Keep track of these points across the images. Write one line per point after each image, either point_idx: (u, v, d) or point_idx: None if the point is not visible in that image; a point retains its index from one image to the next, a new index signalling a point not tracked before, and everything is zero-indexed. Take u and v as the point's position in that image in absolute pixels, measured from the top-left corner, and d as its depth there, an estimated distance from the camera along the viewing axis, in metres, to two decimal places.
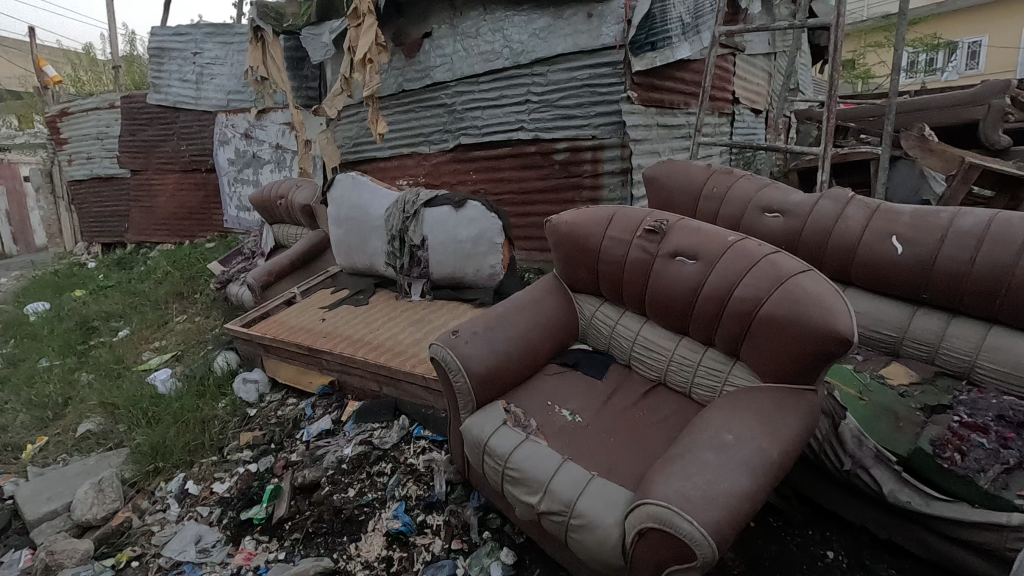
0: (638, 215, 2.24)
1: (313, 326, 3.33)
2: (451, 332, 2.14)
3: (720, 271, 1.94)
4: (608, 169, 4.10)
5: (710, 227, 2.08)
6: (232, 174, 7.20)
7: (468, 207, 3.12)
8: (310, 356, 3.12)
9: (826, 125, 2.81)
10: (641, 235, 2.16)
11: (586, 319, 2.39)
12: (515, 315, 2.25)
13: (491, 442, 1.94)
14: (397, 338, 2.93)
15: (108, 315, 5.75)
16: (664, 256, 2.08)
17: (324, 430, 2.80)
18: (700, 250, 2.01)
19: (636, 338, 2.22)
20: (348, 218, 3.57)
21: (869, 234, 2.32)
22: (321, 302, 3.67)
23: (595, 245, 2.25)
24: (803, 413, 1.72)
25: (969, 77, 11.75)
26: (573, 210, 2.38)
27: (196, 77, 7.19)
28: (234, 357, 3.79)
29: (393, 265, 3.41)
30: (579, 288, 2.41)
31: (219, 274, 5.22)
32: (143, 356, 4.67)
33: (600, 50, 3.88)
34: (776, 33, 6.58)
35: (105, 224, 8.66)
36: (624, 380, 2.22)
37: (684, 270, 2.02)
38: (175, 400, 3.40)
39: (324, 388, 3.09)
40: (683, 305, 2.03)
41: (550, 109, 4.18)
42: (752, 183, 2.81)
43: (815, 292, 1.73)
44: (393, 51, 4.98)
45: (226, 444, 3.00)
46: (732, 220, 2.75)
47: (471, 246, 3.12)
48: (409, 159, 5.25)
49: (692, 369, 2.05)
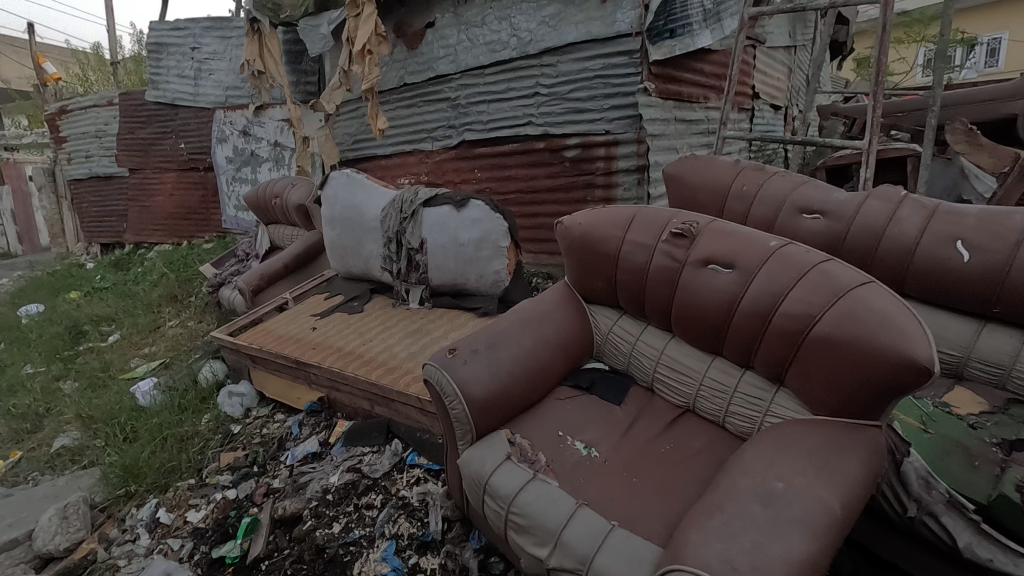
0: (662, 216, 1.95)
1: (303, 336, 3.06)
2: (447, 351, 1.85)
3: (762, 282, 1.66)
4: (623, 167, 3.80)
5: (747, 230, 1.80)
6: (231, 172, 6.98)
7: (470, 207, 2.85)
8: (298, 370, 2.86)
9: (871, 116, 2.50)
10: (667, 239, 1.88)
11: (602, 333, 2.10)
12: (522, 330, 1.96)
13: (492, 480, 1.66)
14: (391, 351, 2.65)
15: (100, 319, 5.53)
16: (694, 264, 1.80)
17: (310, 453, 2.54)
18: (737, 258, 1.73)
19: (661, 358, 1.94)
20: (342, 218, 3.31)
21: (928, 239, 2.02)
22: (313, 309, 3.41)
23: (614, 250, 1.97)
24: (867, 454, 1.44)
25: (987, 75, 11.38)
26: (588, 209, 2.10)
27: (194, 72, 6.98)
28: (221, 366, 3.55)
29: (390, 270, 3.15)
30: (593, 298, 2.13)
31: (212, 276, 4.98)
32: (131, 363, 4.45)
33: (614, 38, 3.58)
34: (798, 24, 6.27)
35: (103, 224, 8.47)
36: (646, 405, 1.93)
37: (719, 279, 1.74)
38: (156, 414, 3.16)
39: (311, 404, 2.83)
40: (717, 322, 1.75)
41: (560, 101, 3.90)
42: (787, 180, 2.51)
43: (881, 309, 1.45)
44: (394, 43, 4.73)
45: (205, 466, 2.74)
46: (765, 221, 2.45)
47: (473, 250, 2.84)
48: (410, 156, 4.99)
49: (726, 397, 1.77)
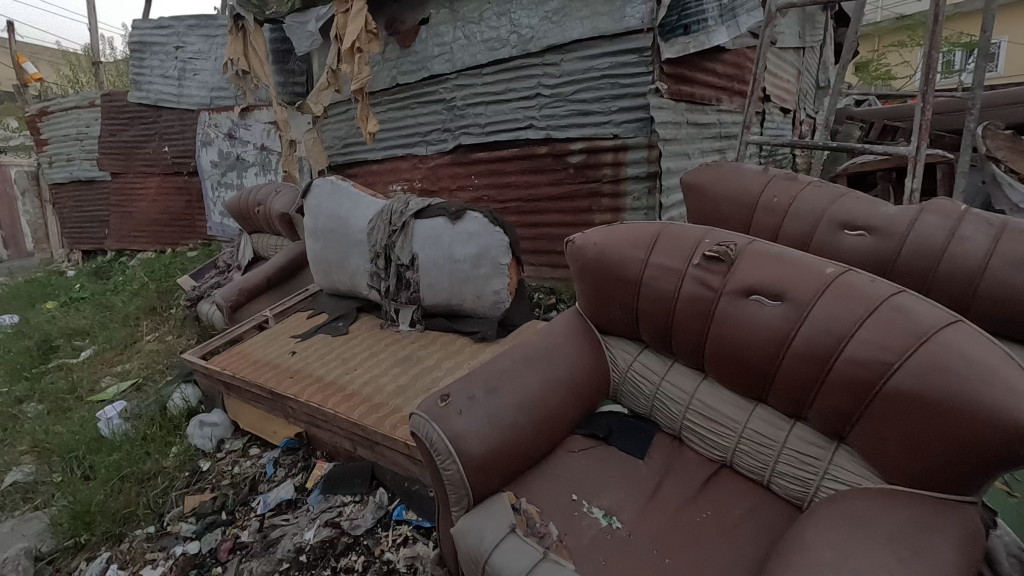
0: (692, 235, 1.67)
1: (281, 361, 2.76)
2: (439, 398, 1.55)
3: (819, 318, 1.37)
4: (633, 174, 3.51)
5: (797, 253, 1.52)
6: (215, 177, 6.67)
7: (466, 219, 2.55)
8: (274, 401, 2.55)
9: (919, 119, 2.22)
10: (699, 263, 1.59)
11: (620, 371, 1.80)
12: (527, 370, 1.66)
13: (494, 558, 1.36)
14: (377, 382, 2.34)
15: (73, 334, 5.20)
16: (733, 294, 1.52)
17: (284, 501, 2.22)
18: (786, 288, 1.44)
19: (691, 402, 1.65)
20: (326, 230, 3.01)
21: (999, 262, 1.75)
22: (295, 330, 3.11)
23: (635, 276, 1.68)
24: (961, 540, 1.15)
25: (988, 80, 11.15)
26: (603, 226, 1.81)
27: (178, 72, 6.68)
28: (193, 392, 3.23)
29: (377, 288, 2.85)
30: (608, 329, 1.83)
31: (190, 289, 4.66)
32: (101, 383, 4.13)
33: (623, 35, 3.30)
34: (808, 25, 6.00)
35: (85, 230, 8.14)
36: (674, 459, 1.63)
37: (764, 313, 1.46)
38: (118, 447, 2.84)
39: (288, 441, 2.53)
40: (762, 364, 1.46)
41: (564, 103, 3.62)
42: (822, 191, 2.21)
43: (979, 358, 1.17)
44: (386, 41, 4.45)
45: (167, 511, 2.43)
46: (800, 238, 2.15)
47: (470, 268, 2.53)
48: (403, 161, 4.69)
49: (774, 454, 1.48)
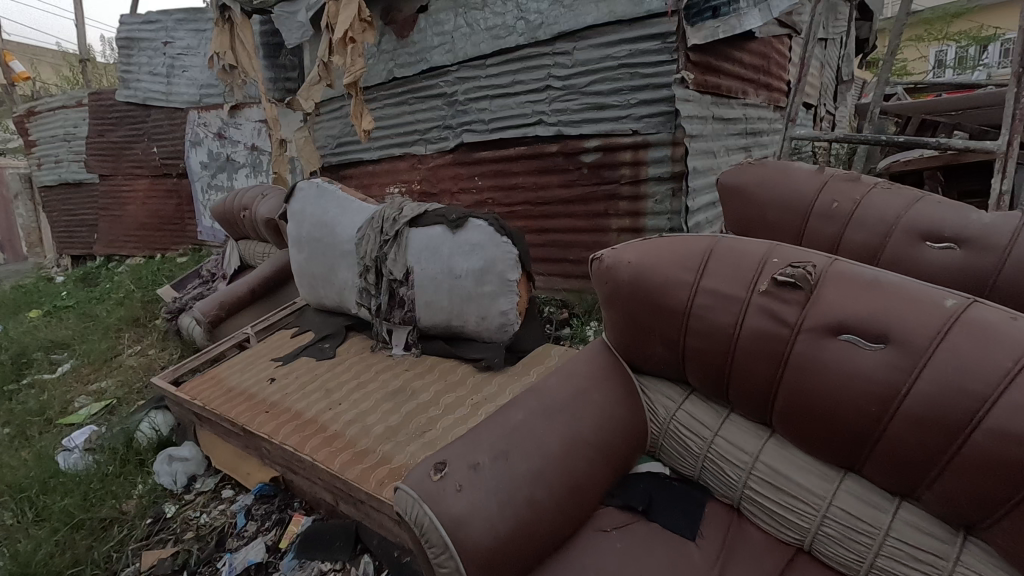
0: (753, 253, 1.31)
1: (258, 391, 2.41)
2: (433, 468, 1.21)
3: (942, 368, 1.01)
4: (654, 174, 3.15)
5: (898, 277, 1.16)
6: (206, 179, 6.33)
7: (468, 228, 2.20)
8: (247, 440, 2.20)
9: (1010, 104, 1.93)
10: (768, 290, 1.24)
11: (660, 422, 1.44)
12: (545, 428, 1.31)
13: None
14: (362, 421, 1.99)
15: (51, 347, 4.87)
16: (815, 333, 1.16)
17: (252, 565, 1.87)
18: (892, 326, 1.08)
19: (754, 466, 1.29)
20: (310, 239, 2.68)
21: None
22: (276, 352, 2.77)
23: (681, 305, 1.32)
24: None
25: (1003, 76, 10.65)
26: (636, 240, 1.45)
27: (166, 69, 6.37)
28: (165, 420, 2.89)
29: (367, 307, 2.50)
30: (644, 368, 1.47)
31: (172, 300, 4.33)
32: (74, 403, 3.79)
33: (644, 19, 2.95)
34: (832, 16, 5.62)
35: (74, 234, 7.83)
36: (733, 539, 1.28)
37: (861, 359, 1.10)
38: (74, 487, 2.50)
39: (262, 486, 2.19)
40: (857, 425, 1.11)
41: (577, 96, 3.27)
42: (894, 195, 1.85)
43: None
44: (382, 31, 4.11)
45: (121, 570, 2.08)
46: (869, 251, 1.79)
47: (472, 286, 2.18)
48: (400, 161, 4.34)
49: (873, 544, 1.12)
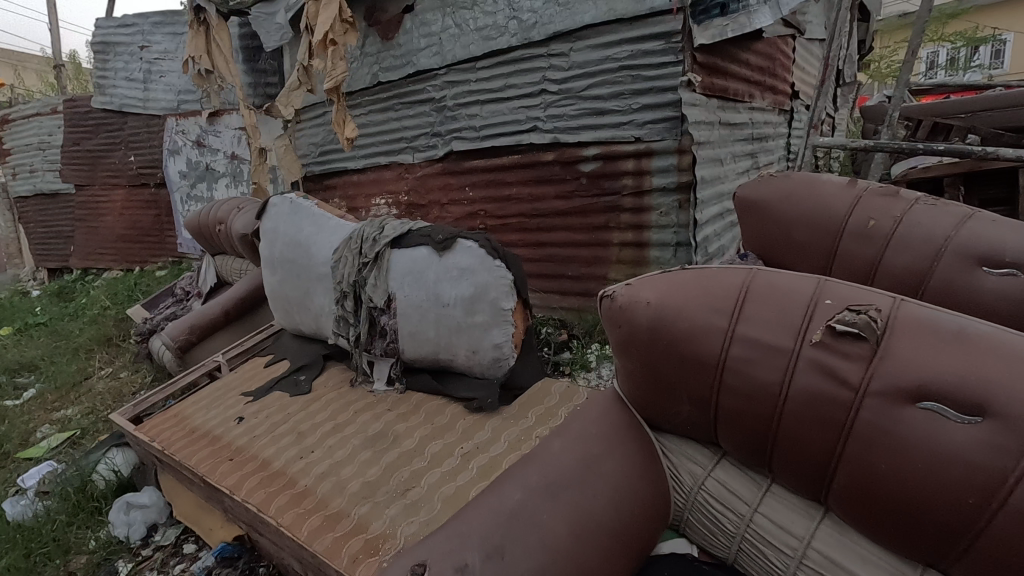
0: (801, 292, 1.08)
1: (222, 432, 2.15)
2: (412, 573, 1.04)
3: None
4: (659, 184, 2.92)
5: (988, 327, 0.93)
6: (185, 189, 6.05)
7: (457, 249, 1.97)
8: (208, 492, 1.95)
9: None
10: (822, 341, 1.00)
11: (685, 493, 1.21)
12: (549, 513, 1.10)
13: None
14: (335, 475, 1.74)
15: (16, 369, 4.57)
16: (887, 398, 0.92)
17: None
18: (991, 394, 0.85)
19: (805, 554, 1.05)
20: (284, 261, 2.43)
21: None
22: (247, 384, 2.51)
23: (713, 356, 1.09)
24: None
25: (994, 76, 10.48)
26: (653, 275, 1.22)
27: (143, 75, 6.10)
28: (126, 458, 2.60)
29: (346, 337, 2.25)
30: (665, 427, 1.23)
31: (143, 321, 4.06)
32: (36, 434, 3.51)
33: (646, 17, 2.72)
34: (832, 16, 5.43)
35: (49, 246, 7.51)
36: None
37: (951, 435, 0.87)
38: (16, 543, 2.23)
39: (225, 546, 1.94)
40: (946, 518, 0.87)
41: (574, 101, 3.04)
42: (940, 211, 1.62)
43: None
44: (365, 33, 3.88)
45: None
46: (915, 278, 1.56)
47: (462, 315, 1.94)
48: (386, 170, 4.10)
49: None
